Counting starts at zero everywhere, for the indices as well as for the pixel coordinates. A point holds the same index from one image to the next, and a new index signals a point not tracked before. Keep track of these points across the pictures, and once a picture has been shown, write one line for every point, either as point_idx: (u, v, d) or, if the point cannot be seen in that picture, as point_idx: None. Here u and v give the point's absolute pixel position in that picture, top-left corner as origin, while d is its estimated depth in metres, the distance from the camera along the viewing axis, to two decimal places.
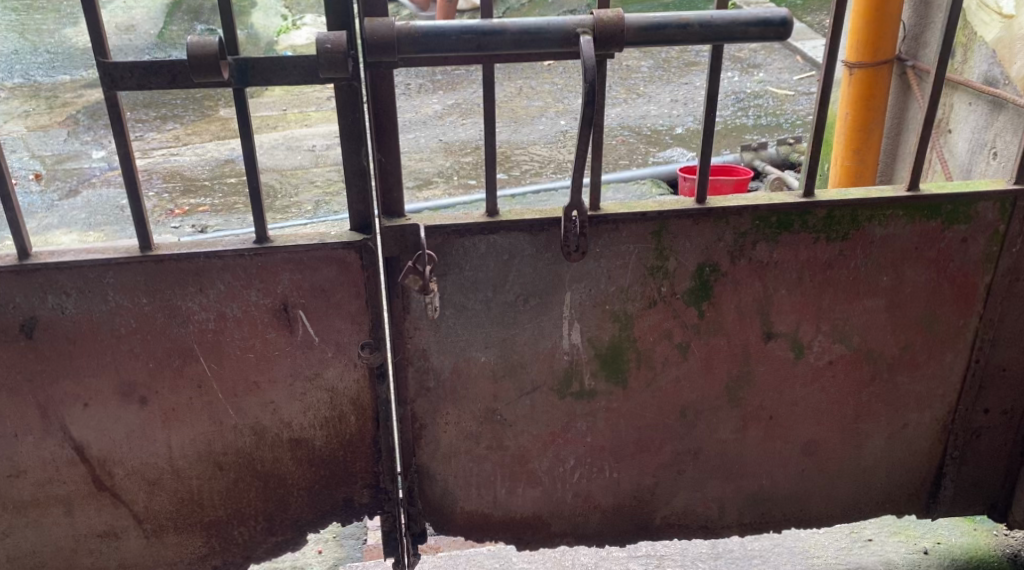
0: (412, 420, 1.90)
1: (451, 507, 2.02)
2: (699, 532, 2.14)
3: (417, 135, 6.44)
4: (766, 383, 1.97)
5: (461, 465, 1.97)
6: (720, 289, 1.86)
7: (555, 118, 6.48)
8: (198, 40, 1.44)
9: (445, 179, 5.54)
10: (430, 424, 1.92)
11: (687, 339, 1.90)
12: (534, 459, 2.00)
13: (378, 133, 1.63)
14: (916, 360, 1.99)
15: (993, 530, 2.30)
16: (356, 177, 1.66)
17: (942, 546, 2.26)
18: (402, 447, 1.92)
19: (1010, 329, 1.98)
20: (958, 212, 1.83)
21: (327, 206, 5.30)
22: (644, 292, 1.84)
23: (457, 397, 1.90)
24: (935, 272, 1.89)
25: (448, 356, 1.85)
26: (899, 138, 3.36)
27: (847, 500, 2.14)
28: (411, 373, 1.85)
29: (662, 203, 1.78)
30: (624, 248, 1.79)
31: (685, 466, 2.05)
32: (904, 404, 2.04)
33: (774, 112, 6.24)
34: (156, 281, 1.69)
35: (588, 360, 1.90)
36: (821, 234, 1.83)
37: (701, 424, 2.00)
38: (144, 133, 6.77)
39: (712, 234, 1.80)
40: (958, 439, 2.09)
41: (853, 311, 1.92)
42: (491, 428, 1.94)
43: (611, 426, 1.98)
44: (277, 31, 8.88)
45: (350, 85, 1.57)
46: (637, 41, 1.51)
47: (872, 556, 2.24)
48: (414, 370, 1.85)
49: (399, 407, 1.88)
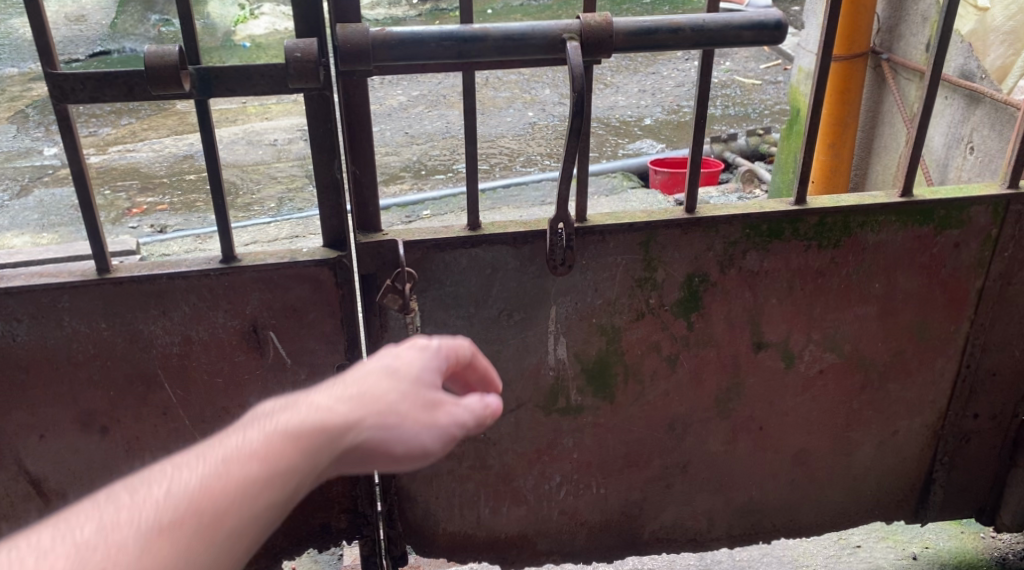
0: None
1: (433, 528, 1.94)
2: (688, 545, 2.09)
3: (383, 128, 6.32)
4: (756, 394, 1.92)
5: (444, 485, 1.89)
6: (711, 300, 1.80)
7: (523, 109, 6.39)
8: (156, 50, 1.33)
9: (412, 174, 5.42)
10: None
11: (676, 351, 1.84)
12: (519, 477, 1.92)
13: (353, 144, 1.53)
14: (907, 366, 1.95)
15: (980, 533, 2.28)
16: (329, 191, 1.56)
17: (930, 551, 2.23)
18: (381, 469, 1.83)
19: (1000, 334, 1.95)
20: (951, 218, 1.79)
21: (290, 202, 5.16)
22: (632, 304, 1.77)
23: None
24: (927, 277, 1.85)
25: None
26: (876, 131, 3.38)
27: (836, 508, 2.11)
28: None
29: (650, 213, 1.71)
30: (611, 260, 1.71)
31: (674, 480, 1.99)
32: (894, 412, 2.01)
33: (742, 102, 6.21)
34: (115, 305, 1.58)
35: (574, 375, 1.82)
36: (813, 242, 1.77)
37: (690, 436, 1.95)
38: (98, 128, 6.55)
39: (702, 244, 1.73)
40: (948, 444, 2.06)
41: (844, 319, 1.87)
42: (474, 447, 1.86)
43: (599, 442, 1.91)
44: (234, 21, 8.66)
45: (321, 95, 1.47)
46: (626, 46, 1.43)
47: (861, 562, 2.21)
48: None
49: None
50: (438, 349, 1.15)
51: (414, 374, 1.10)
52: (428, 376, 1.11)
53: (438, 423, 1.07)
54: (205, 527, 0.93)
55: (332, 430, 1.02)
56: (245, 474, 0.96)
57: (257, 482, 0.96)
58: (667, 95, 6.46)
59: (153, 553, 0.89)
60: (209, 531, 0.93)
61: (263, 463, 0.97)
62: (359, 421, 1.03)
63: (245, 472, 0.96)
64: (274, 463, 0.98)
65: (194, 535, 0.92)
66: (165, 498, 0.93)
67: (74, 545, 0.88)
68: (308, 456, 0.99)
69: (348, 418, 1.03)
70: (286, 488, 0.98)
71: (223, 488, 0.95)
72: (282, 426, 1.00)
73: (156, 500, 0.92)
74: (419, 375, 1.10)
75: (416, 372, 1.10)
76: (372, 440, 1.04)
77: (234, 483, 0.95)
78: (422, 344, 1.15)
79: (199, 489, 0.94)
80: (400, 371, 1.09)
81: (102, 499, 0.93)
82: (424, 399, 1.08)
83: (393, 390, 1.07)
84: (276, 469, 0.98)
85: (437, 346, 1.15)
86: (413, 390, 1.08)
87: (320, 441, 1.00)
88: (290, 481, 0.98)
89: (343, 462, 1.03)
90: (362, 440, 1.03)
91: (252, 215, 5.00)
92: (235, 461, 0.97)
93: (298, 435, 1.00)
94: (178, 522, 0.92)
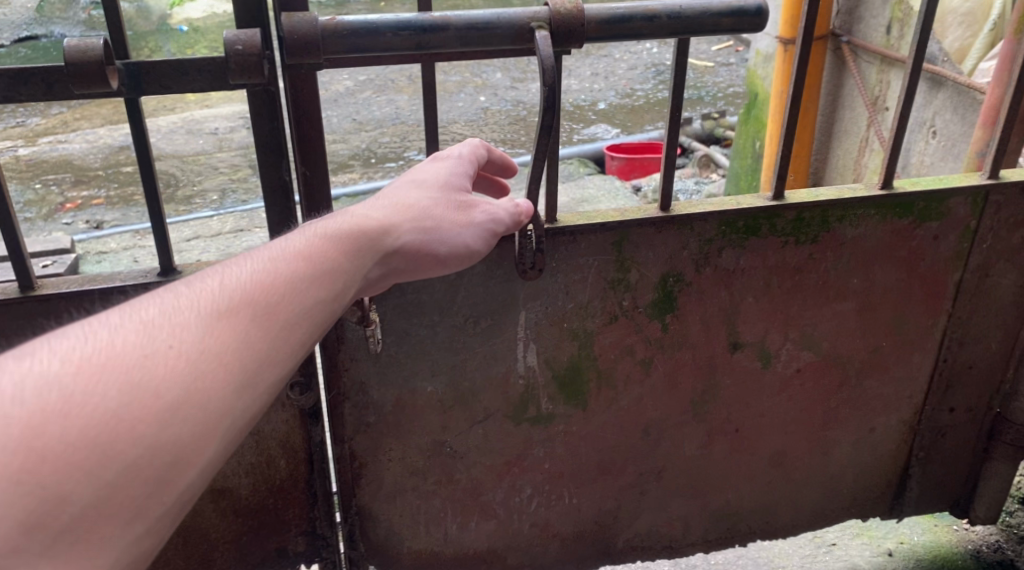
0: (350, 459, 1.69)
1: (398, 547, 1.83)
2: (663, 552, 2.02)
3: (330, 115, 6.13)
4: (732, 396, 1.85)
5: (408, 502, 1.78)
6: (687, 301, 1.71)
7: (474, 94, 6.26)
8: (77, 43, 1.18)
9: (361, 162, 5.25)
10: (371, 462, 1.71)
11: (650, 354, 1.75)
12: (488, 491, 1.82)
13: (302, 143, 1.40)
14: (884, 362, 1.90)
15: (953, 526, 2.27)
16: (278, 195, 1.43)
17: (905, 547, 2.21)
18: (340, 489, 1.72)
19: (977, 327, 1.91)
20: (930, 210, 1.73)
21: (234, 194, 4.95)
22: (605, 307, 1.67)
23: (401, 431, 1.69)
24: (905, 271, 1.79)
25: (390, 388, 1.64)
26: (836, 114, 3.38)
27: (812, 505, 2.06)
28: (348, 410, 1.64)
29: (623, 211, 1.60)
30: (583, 261, 1.61)
31: (649, 486, 1.91)
32: (871, 408, 1.96)
33: (695, 84, 6.17)
34: (41, 324, 1.43)
35: (545, 383, 1.72)
36: (790, 238, 1.69)
37: (666, 442, 1.86)
38: (26, 118, 6.23)
39: (677, 242, 1.64)
40: (924, 439, 2.03)
41: (822, 317, 1.80)
42: (440, 462, 1.75)
43: (572, 451, 1.82)
44: (170, 4, 8.33)
45: (265, 90, 1.34)
46: (600, 35, 1.32)
47: (837, 561, 2.16)
48: (351, 405, 1.64)
49: (335, 446, 1.67)
50: (460, 160, 1.32)
51: (443, 181, 1.27)
52: (458, 183, 1.28)
53: (473, 222, 1.26)
54: (264, 313, 1.03)
55: (375, 233, 1.17)
56: (293, 272, 1.08)
57: (304, 280, 1.08)
58: (620, 78, 6.38)
59: (218, 332, 0.99)
60: (267, 317, 1.03)
61: (306, 263, 1.10)
62: (398, 225, 1.20)
63: (291, 272, 1.08)
64: (319, 262, 1.11)
65: (255, 319, 1.02)
66: (221, 289, 1.03)
67: (143, 324, 0.96)
68: (350, 259, 1.14)
69: (383, 225, 1.19)
70: (331, 288, 1.11)
71: (275, 282, 1.06)
72: (324, 233, 1.14)
73: (213, 292, 1.02)
74: (447, 183, 1.27)
75: (444, 180, 1.27)
76: (410, 243, 1.20)
77: (283, 280, 1.07)
78: (447, 159, 1.31)
79: (252, 283, 1.05)
80: (429, 183, 1.26)
81: (156, 295, 1.02)
82: (457, 201, 1.26)
83: (425, 197, 1.24)
84: (322, 271, 1.10)
85: (459, 156, 1.32)
86: (446, 193, 1.26)
87: (362, 245, 1.16)
88: (335, 279, 1.12)
89: (384, 263, 1.19)
90: (399, 244, 1.19)
91: (193, 208, 4.79)
92: (280, 264, 1.08)
93: (339, 240, 1.14)
94: (237, 309, 1.02)
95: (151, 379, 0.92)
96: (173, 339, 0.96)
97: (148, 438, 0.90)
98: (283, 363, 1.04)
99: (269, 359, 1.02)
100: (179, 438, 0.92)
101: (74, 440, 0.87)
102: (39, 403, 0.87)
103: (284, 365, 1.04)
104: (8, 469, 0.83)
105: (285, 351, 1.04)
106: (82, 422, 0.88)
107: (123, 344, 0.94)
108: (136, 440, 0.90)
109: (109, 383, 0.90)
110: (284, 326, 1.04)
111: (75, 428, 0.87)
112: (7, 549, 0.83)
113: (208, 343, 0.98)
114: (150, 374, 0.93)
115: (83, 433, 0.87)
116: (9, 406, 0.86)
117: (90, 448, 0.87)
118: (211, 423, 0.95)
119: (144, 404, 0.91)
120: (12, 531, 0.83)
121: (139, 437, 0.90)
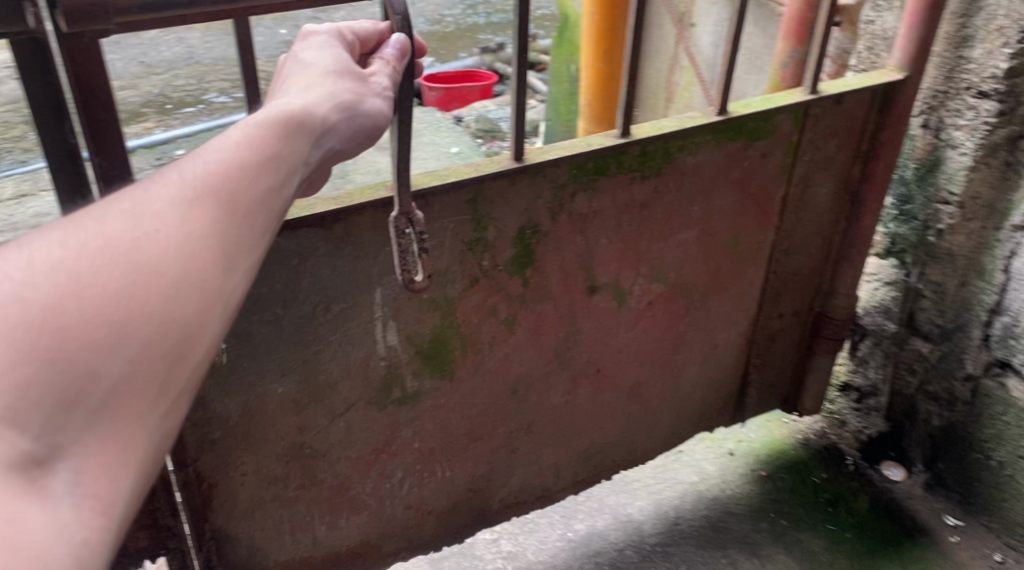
0: (198, 481, 1.52)
1: (263, 561, 1.72)
2: (537, 502, 2.06)
3: (111, 58, 5.54)
4: (592, 338, 1.86)
5: (269, 514, 1.65)
6: (545, 251, 1.68)
7: (273, 27, 5.88)
8: None
9: (155, 109, 4.79)
10: (221, 481, 1.55)
11: (513, 311, 1.71)
12: (356, 484, 1.73)
13: (84, 103, 1.18)
14: (724, 283, 1.99)
15: (785, 420, 2.57)
16: (62, 160, 1.23)
17: (744, 445, 2.48)
18: (191, 515, 1.54)
19: (800, 235, 2.04)
20: (759, 129, 1.79)
21: (9, 154, 4.38)
22: (464, 271, 1.60)
23: (254, 442, 1.54)
24: (739, 192, 1.85)
25: (236, 398, 1.47)
26: (647, 32, 3.44)
27: (667, 428, 2.17)
28: (189, 432, 1.46)
29: (476, 165, 1.53)
30: (437, 225, 1.52)
31: (519, 443, 1.92)
32: (715, 326, 2.06)
33: (502, 9, 6.12)
34: None
35: (408, 360, 1.64)
36: (637, 173, 1.69)
37: (532, 396, 1.86)
38: None
39: (531, 192, 1.59)
40: (759, 345, 2.18)
41: (669, 246, 1.83)
42: (301, 466, 1.63)
43: (440, 425, 1.77)
44: None
45: (32, 38, 1.13)
46: None
47: (686, 467, 2.41)
48: (192, 424, 1.45)
49: (179, 471, 1.48)
50: (333, 35, 1.13)
51: (333, 59, 1.10)
52: (346, 56, 1.12)
53: (377, 91, 1.12)
54: (232, 197, 0.91)
55: (307, 108, 1.02)
56: (247, 154, 0.94)
57: (265, 159, 0.95)
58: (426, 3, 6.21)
59: (202, 209, 0.88)
60: (238, 198, 0.91)
61: (256, 148, 0.95)
62: (320, 103, 1.03)
63: (246, 154, 0.94)
64: (266, 148, 0.96)
65: (228, 199, 0.90)
66: (188, 173, 0.90)
67: (126, 208, 0.84)
68: (290, 141, 0.99)
69: (305, 106, 1.02)
70: (286, 172, 0.97)
71: (238, 158, 0.93)
72: (256, 118, 0.98)
73: (183, 174, 0.89)
74: (335, 60, 1.10)
75: (333, 60, 1.10)
76: (331, 121, 1.04)
77: (243, 160, 0.94)
78: (315, 40, 1.12)
79: (219, 159, 0.92)
80: (318, 61, 1.09)
81: (130, 182, 0.89)
82: (349, 78, 1.09)
83: (318, 76, 1.07)
84: (275, 149, 0.97)
85: (331, 30, 1.14)
86: (343, 69, 1.10)
87: (298, 129, 1.00)
88: (284, 162, 0.98)
89: (318, 150, 1.04)
90: (327, 121, 1.03)
91: None
92: (235, 144, 0.95)
93: (273, 123, 0.98)
94: (211, 188, 0.90)
95: (150, 259, 0.82)
96: (158, 223, 0.84)
97: (158, 316, 0.81)
98: (261, 245, 0.94)
99: (250, 240, 0.92)
100: (186, 316, 0.84)
101: (92, 319, 0.77)
102: (45, 286, 0.76)
103: (261, 246, 0.94)
104: (37, 348, 0.74)
105: (258, 237, 0.93)
106: (95, 299, 0.78)
107: (113, 228, 0.82)
108: (148, 316, 0.81)
109: (110, 262, 0.80)
110: (252, 208, 0.92)
111: (89, 305, 0.77)
112: (50, 428, 0.75)
113: (194, 221, 0.87)
114: (146, 253, 0.82)
115: (98, 312, 0.78)
116: (21, 289, 0.75)
117: (109, 325, 0.78)
118: (214, 301, 0.86)
119: (150, 284, 0.81)
120: (51, 409, 0.75)
121: (151, 313, 0.81)
